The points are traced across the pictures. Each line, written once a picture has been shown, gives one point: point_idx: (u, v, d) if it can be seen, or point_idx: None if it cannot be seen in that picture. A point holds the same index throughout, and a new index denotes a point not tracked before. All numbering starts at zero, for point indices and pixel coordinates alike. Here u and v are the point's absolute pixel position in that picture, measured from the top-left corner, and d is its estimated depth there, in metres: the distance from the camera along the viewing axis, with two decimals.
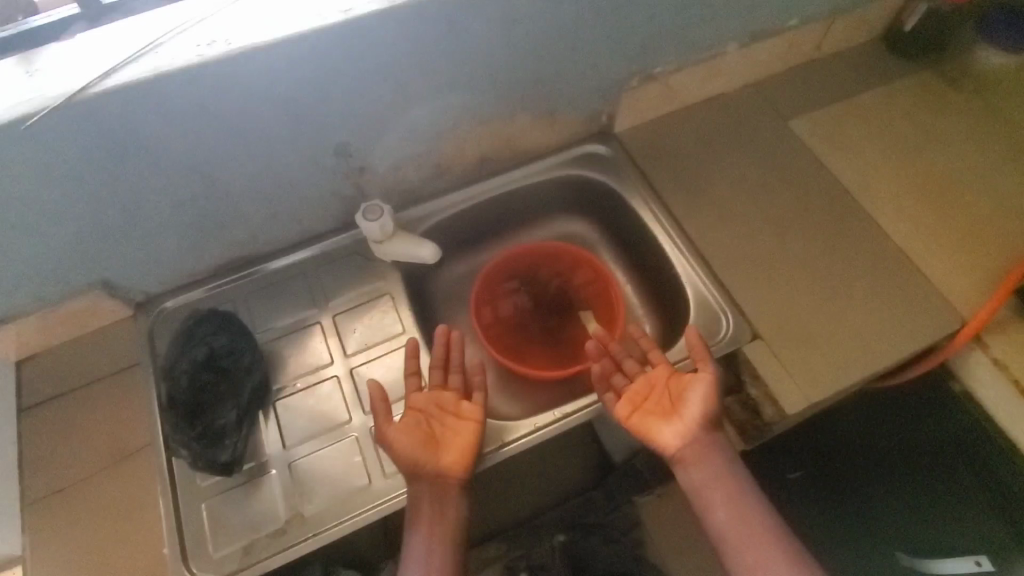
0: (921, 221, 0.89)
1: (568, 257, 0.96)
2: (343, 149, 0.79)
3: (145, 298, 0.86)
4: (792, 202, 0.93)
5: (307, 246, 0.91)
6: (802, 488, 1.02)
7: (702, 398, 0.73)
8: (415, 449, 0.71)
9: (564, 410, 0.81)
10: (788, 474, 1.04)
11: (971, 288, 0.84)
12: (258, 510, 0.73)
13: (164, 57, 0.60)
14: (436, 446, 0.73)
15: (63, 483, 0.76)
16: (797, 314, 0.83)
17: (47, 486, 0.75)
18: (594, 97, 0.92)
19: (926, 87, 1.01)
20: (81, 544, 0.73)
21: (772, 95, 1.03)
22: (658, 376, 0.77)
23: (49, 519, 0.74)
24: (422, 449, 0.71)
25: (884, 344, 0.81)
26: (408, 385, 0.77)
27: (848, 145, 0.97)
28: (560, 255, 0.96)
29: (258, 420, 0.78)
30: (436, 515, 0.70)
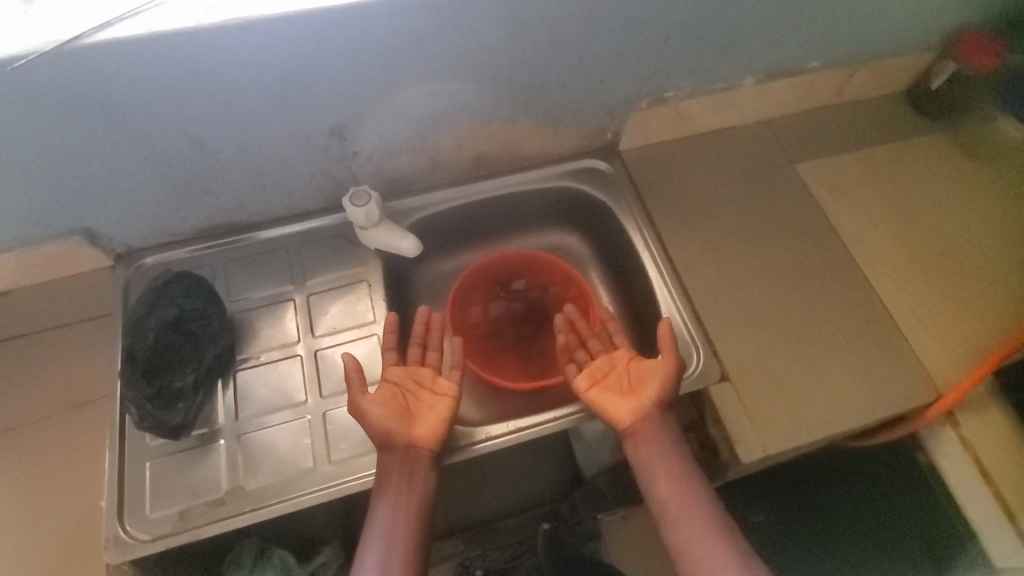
0: (912, 287, 0.87)
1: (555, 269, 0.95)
2: (337, 131, 0.78)
3: (125, 251, 0.86)
4: (786, 247, 0.91)
5: (294, 222, 0.91)
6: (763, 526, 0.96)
7: (663, 378, 0.73)
8: (389, 419, 0.70)
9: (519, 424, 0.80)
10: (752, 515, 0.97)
11: (951, 362, 0.82)
12: (200, 478, 0.73)
13: (160, 17, 0.60)
14: (410, 419, 0.72)
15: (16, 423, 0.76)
16: (769, 361, 0.82)
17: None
18: (600, 113, 0.91)
19: (940, 150, 1.00)
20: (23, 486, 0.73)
21: (785, 135, 1.01)
22: (620, 358, 0.78)
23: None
24: (395, 419, 0.71)
25: (853, 404, 0.79)
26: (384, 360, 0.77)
27: (852, 197, 0.95)
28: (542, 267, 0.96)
29: (216, 388, 0.79)
30: (401, 496, 0.68)
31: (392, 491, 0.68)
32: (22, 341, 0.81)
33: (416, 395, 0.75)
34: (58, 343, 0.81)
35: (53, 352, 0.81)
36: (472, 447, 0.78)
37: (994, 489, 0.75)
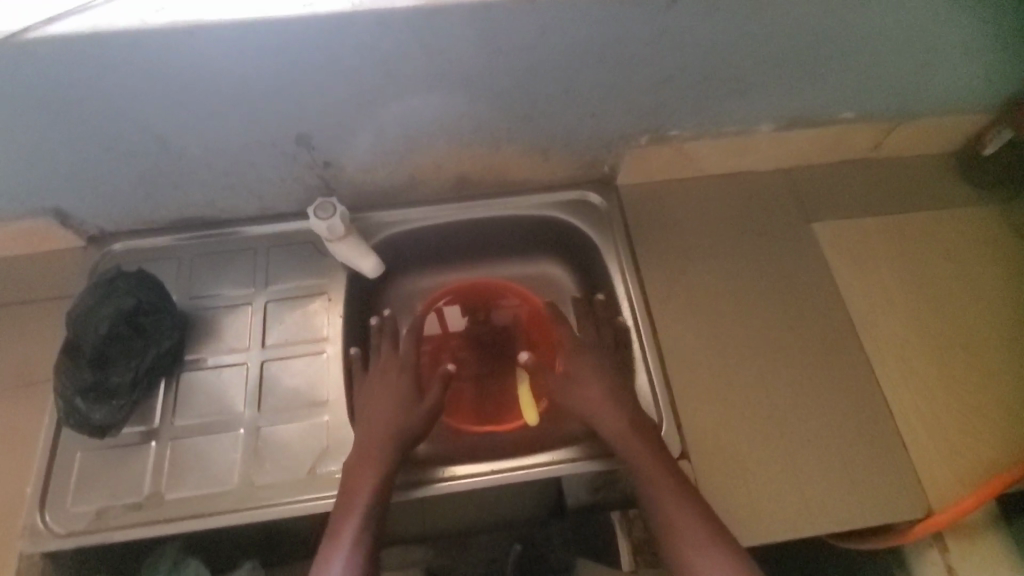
0: (920, 382, 0.77)
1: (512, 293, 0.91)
2: (305, 140, 0.75)
3: (99, 234, 0.86)
4: (782, 315, 0.82)
5: (266, 223, 0.89)
6: None
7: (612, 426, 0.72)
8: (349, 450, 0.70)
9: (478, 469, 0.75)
10: None
11: (949, 477, 0.72)
12: (124, 478, 0.72)
13: (100, 15, 0.59)
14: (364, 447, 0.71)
15: None
16: (737, 444, 0.74)
17: None
18: (595, 146, 0.84)
19: (986, 225, 0.87)
20: None
21: (806, 188, 0.91)
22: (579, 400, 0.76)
23: None
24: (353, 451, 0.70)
25: (824, 509, 0.71)
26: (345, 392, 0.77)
27: (871, 270, 0.85)
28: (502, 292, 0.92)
29: (158, 386, 0.78)
30: (365, 514, 0.65)
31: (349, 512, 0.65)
32: None
33: (372, 412, 0.74)
34: (20, 318, 0.82)
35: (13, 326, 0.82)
36: (429, 487, 0.74)
37: None
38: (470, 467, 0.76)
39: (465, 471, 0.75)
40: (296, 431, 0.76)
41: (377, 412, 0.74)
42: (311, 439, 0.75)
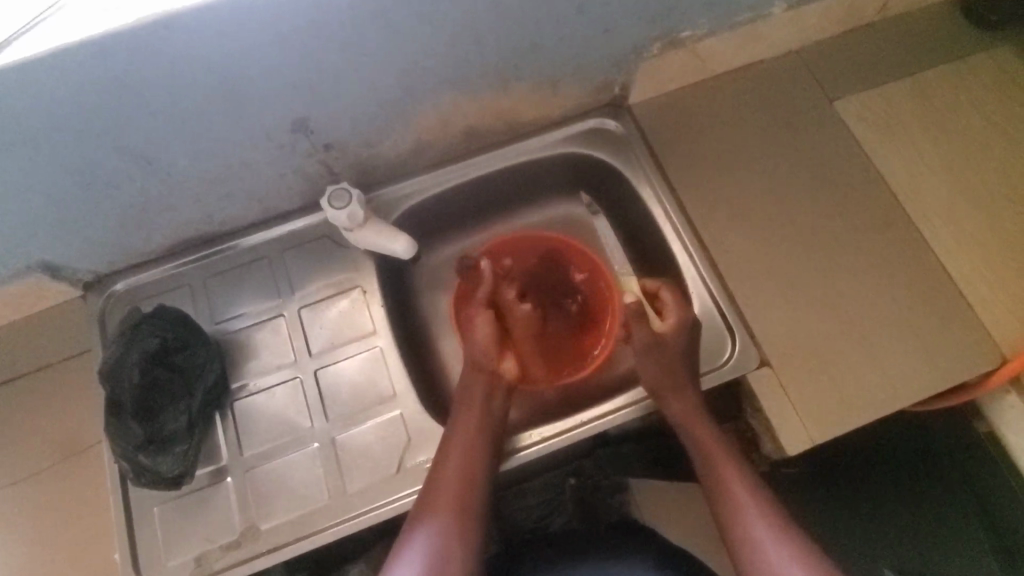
0: (972, 239, 0.77)
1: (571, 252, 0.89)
2: (302, 125, 0.68)
3: (95, 278, 0.78)
4: (825, 202, 0.80)
5: (272, 226, 0.82)
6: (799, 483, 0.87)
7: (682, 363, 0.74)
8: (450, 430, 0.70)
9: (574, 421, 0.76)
10: (782, 469, 0.88)
11: (1017, 323, 0.73)
12: (211, 520, 0.69)
13: (50, 35, 0.49)
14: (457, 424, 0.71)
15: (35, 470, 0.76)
16: (811, 338, 0.74)
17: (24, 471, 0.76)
18: (604, 66, 0.78)
19: (1002, 66, 0.85)
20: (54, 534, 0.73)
21: (819, 66, 0.87)
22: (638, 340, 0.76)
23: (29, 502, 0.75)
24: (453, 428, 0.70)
25: (908, 384, 0.72)
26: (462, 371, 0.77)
27: (903, 139, 0.82)
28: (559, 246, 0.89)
29: (214, 421, 0.74)
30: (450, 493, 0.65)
31: (439, 507, 0.64)
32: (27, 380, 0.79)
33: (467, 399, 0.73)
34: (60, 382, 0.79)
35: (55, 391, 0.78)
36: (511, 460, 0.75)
37: None
38: (539, 431, 0.76)
39: (552, 432, 0.75)
40: (371, 431, 0.73)
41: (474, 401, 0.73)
42: (389, 436, 0.73)
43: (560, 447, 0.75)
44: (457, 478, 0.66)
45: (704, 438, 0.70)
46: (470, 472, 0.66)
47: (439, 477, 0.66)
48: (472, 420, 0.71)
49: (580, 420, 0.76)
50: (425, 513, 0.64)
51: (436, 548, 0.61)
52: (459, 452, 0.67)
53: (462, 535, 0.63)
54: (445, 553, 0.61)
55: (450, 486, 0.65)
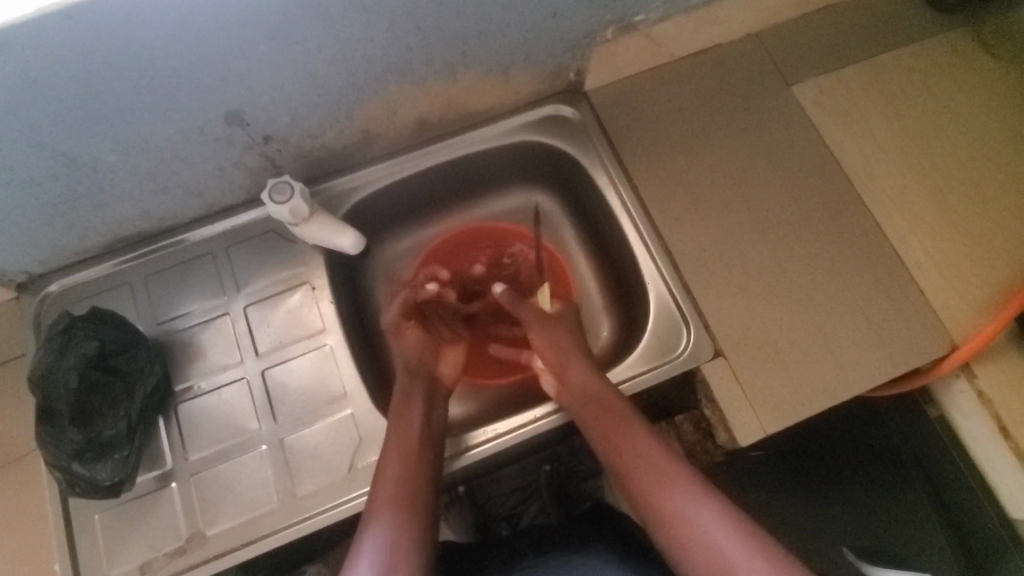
0: (925, 225, 0.77)
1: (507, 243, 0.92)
2: (236, 117, 0.64)
3: (29, 278, 0.75)
4: (781, 189, 0.79)
5: (216, 221, 0.79)
6: (762, 468, 0.89)
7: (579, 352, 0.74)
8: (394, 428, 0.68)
9: (524, 416, 0.76)
10: (748, 453, 0.90)
11: (968, 310, 0.73)
12: (156, 527, 0.67)
13: None
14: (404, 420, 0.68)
15: None
16: (766, 327, 0.73)
17: None
18: (557, 51, 0.76)
19: (959, 50, 0.84)
20: None
21: (777, 50, 0.85)
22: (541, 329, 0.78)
23: None
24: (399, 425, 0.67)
25: (860, 371, 0.72)
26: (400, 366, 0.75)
27: (860, 125, 0.82)
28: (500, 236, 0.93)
29: (157, 425, 0.71)
30: (400, 488, 0.62)
31: (386, 511, 0.60)
32: None
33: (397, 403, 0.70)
34: None
35: None
36: (463, 456, 0.75)
37: (1010, 445, 0.69)
38: (494, 427, 0.76)
39: (505, 428, 0.75)
40: (321, 432, 0.71)
41: (405, 402, 0.70)
42: (340, 436, 0.71)
43: (512, 442, 0.75)
44: (399, 482, 0.62)
45: (635, 448, 0.65)
46: (412, 474, 0.63)
47: (379, 485, 0.62)
48: (403, 419, 0.68)
49: (536, 416, 0.76)
50: (370, 524, 0.59)
51: (385, 558, 0.57)
52: (397, 455, 0.64)
53: (413, 538, 0.59)
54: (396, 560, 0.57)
55: (391, 491, 0.61)
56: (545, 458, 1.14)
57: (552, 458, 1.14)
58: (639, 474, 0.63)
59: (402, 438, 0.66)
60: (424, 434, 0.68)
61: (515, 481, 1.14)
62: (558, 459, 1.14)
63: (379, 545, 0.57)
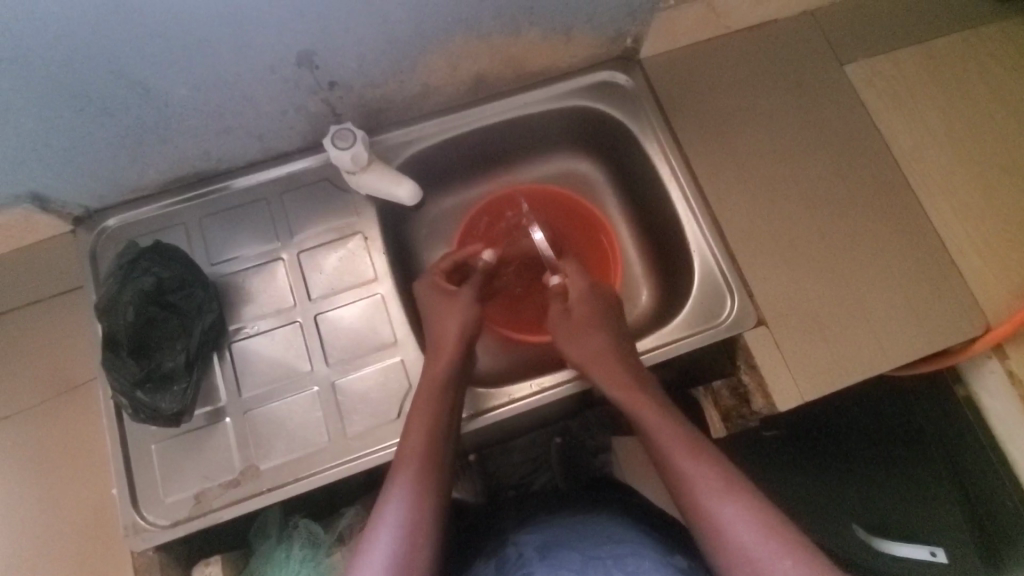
0: (965, 208, 0.78)
1: (557, 204, 0.91)
2: (307, 59, 0.65)
3: (85, 213, 0.76)
4: (827, 165, 0.81)
5: (271, 167, 0.80)
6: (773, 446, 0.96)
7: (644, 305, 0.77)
8: (433, 391, 0.68)
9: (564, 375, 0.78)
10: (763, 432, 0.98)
11: (1004, 293, 0.75)
12: (210, 458, 0.70)
13: None
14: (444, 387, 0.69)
15: (15, 409, 0.73)
16: (808, 299, 0.75)
17: (6, 409, 0.72)
18: (619, 15, 0.76)
19: (1012, 38, 0.84)
20: (39, 477, 0.71)
21: (832, 28, 0.86)
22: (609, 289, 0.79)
23: (11, 440, 0.72)
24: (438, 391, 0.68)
25: (896, 345, 0.74)
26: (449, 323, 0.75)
27: (909, 108, 0.83)
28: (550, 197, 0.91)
29: (211, 361, 0.73)
30: (420, 461, 0.63)
31: (407, 479, 0.61)
32: (13, 316, 0.75)
33: (432, 389, 0.68)
34: (44, 318, 0.75)
35: (39, 329, 0.75)
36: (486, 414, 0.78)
37: None
38: (538, 381, 0.78)
39: (553, 382, 0.78)
40: (371, 377, 0.73)
41: (441, 389, 0.68)
42: (390, 382, 0.73)
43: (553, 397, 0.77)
44: (419, 477, 0.62)
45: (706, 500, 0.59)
46: (430, 472, 0.63)
47: (399, 476, 0.62)
48: (437, 388, 0.68)
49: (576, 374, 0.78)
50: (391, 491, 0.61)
51: (404, 522, 0.58)
52: (423, 422, 0.66)
53: (424, 536, 0.58)
54: (410, 554, 0.56)
55: (409, 486, 0.61)
56: (555, 432, 1.18)
57: (562, 433, 1.18)
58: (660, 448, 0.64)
59: (427, 433, 0.65)
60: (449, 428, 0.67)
61: (525, 452, 1.18)
62: (569, 434, 1.18)
63: (393, 538, 0.57)
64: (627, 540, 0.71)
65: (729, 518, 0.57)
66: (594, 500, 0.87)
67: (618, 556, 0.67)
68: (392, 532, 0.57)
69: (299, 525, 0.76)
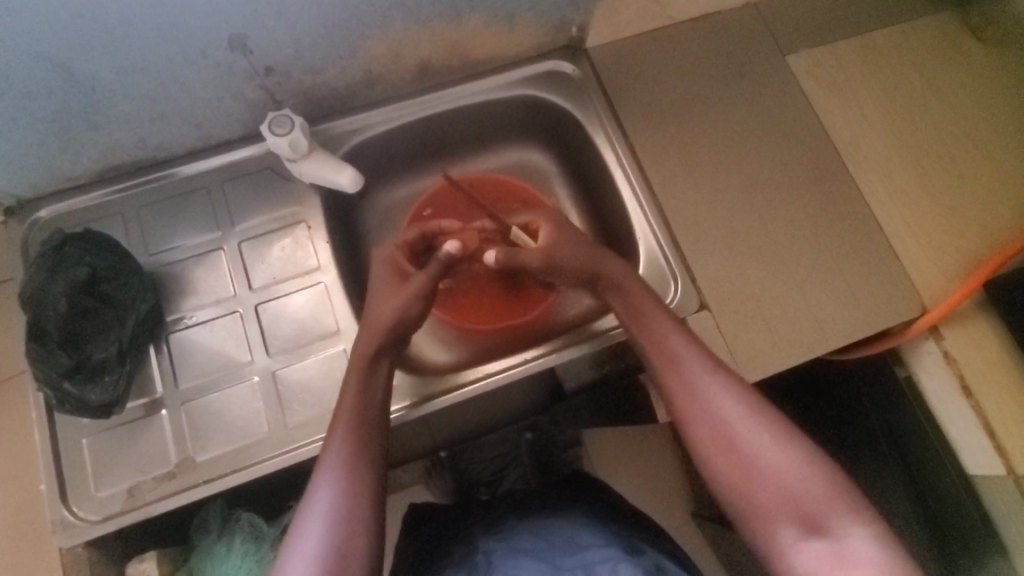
0: (904, 194, 0.80)
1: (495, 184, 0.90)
2: (239, 42, 0.64)
3: (17, 203, 0.74)
4: (769, 153, 0.82)
5: (211, 156, 0.78)
6: None
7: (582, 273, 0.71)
8: (359, 379, 0.64)
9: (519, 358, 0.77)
10: None
11: (939, 276, 0.77)
12: (145, 451, 0.68)
13: None
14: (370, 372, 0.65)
15: None
16: (750, 284, 0.76)
17: None
18: (561, 3, 0.77)
19: (944, 31, 0.87)
20: None
21: (774, 20, 0.87)
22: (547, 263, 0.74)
23: None
24: (364, 378, 0.64)
25: (835, 327, 0.75)
26: (383, 302, 0.70)
27: (849, 96, 0.84)
28: (496, 186, 0.90)
29: (148, 352, 0.71)
30: (344, 450, 0.59)
31: (334, 467, 0.57)
32: None
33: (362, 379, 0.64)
34: None
35: None
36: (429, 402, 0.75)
37: (974, 405, 0.73)
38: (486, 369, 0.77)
39: (497, 369, 0.77)
40: (313, 367, 0.72)
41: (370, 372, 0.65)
42: (332, 371, 0.72)
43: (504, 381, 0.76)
44: (350, 463, 0.58)
45: (734, 423, 0.56)
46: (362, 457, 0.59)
47: (325, 462, 0.58)
48: (364, 376, 0.64)
49: (526, 358, 0.77)
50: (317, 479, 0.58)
51: (332, 511, 0.55)
52: (350, 412, 0.62)
53: (359, 522, 0.55)
54: (339, 541, 0.53)
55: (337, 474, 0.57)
56: (526, 427, 1.15)
57: (533, 427, 1.15)
58: (671, 377, 0.60)
59: (356, 421, 0.61)
60: (379, 416, 0.63)
61: (497, 447, 1.14)
62: (540, 429, 1.16)
63: (322, 527, 0.54)
64: (595, 544, 0.71)
65: (750, 434, 0.56)
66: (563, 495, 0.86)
67: (585, 563, 0.68)
68: (320, 521, 0.54)
69: (241, 519, 0.74)
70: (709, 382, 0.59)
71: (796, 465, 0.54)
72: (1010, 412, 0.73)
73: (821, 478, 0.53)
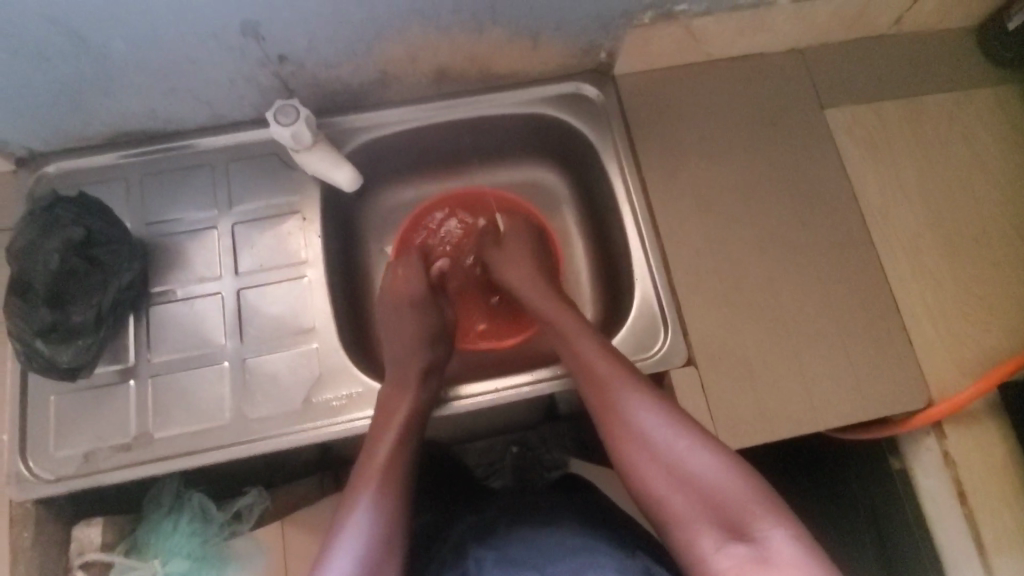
0: (929, 276, 0.75)
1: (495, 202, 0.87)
2: (252, 29, 0.63)
3: (29, 155, 0.76)
4: (788, 210, 0.77)
5: (220, 134, 0.78)
6: None
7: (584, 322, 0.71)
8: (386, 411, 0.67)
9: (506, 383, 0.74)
10: None
11: (951, 369, 0.71)
12: (106, 419, 0.68)
13: None
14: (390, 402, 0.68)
15: None
16: (744, 346, 0.72)
17: None
18: (590, 26, 0.74)
19: (1003, 107, 0.81)
20: None
21: (819, 71, 0.82)
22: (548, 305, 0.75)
23: None
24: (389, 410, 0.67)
25: (828, 406, 0.70)
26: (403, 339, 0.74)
27: (887, 163, 0.79)
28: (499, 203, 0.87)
29: (126, 321, 0.72)
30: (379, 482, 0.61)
31: (370, 492, 0.61)
32: None
33: (406, 418, 0.67)
34: None
35: None
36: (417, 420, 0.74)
37: (966, 511, 0.68)
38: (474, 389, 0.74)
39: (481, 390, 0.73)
40: (284, 361, 0.72)
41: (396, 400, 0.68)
42: (301, 368, 0.71)
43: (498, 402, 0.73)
44: (383, 488, 0.61)
45: (654, 439, 0.60)
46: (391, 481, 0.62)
47: (362, 485, 0.61)
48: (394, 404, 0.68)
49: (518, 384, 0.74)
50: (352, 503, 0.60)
51: (369, 528, 0.59)
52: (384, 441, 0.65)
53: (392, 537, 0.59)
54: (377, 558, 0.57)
55: (372, 496, 0.61)
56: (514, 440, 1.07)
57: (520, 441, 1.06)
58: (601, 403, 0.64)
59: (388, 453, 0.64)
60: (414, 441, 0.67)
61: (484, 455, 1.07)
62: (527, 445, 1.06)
63: (361, 543, 0.57)
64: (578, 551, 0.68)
65: (669, 445, 0.60)
66: (551, 493, 0.82)
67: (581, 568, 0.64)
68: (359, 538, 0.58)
69: (192, 499, 0.75)
70: (633, 403, 0.62)
71: (714, 470, 0.57)
72: (1005, 527, 0.67)
73: (739, 481, 0.57)
